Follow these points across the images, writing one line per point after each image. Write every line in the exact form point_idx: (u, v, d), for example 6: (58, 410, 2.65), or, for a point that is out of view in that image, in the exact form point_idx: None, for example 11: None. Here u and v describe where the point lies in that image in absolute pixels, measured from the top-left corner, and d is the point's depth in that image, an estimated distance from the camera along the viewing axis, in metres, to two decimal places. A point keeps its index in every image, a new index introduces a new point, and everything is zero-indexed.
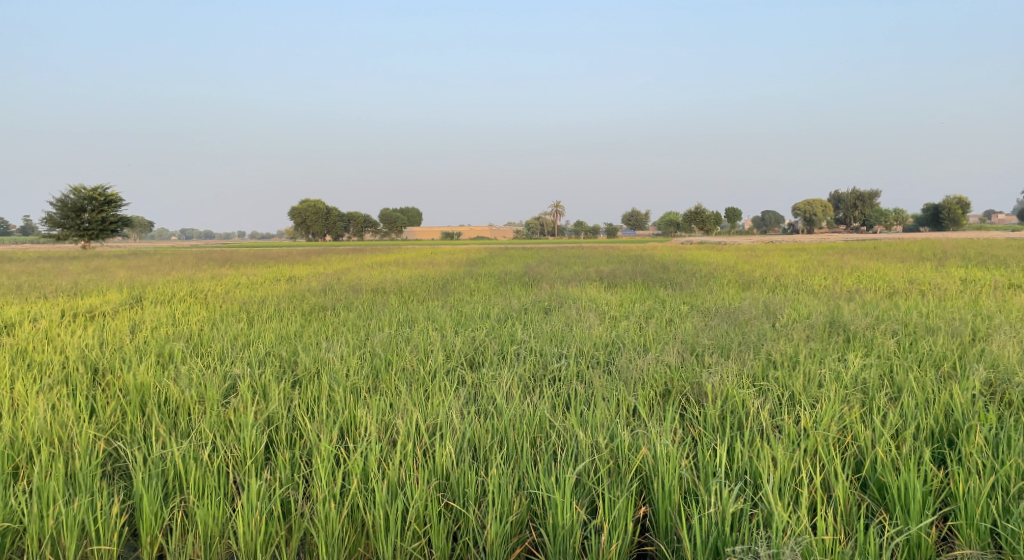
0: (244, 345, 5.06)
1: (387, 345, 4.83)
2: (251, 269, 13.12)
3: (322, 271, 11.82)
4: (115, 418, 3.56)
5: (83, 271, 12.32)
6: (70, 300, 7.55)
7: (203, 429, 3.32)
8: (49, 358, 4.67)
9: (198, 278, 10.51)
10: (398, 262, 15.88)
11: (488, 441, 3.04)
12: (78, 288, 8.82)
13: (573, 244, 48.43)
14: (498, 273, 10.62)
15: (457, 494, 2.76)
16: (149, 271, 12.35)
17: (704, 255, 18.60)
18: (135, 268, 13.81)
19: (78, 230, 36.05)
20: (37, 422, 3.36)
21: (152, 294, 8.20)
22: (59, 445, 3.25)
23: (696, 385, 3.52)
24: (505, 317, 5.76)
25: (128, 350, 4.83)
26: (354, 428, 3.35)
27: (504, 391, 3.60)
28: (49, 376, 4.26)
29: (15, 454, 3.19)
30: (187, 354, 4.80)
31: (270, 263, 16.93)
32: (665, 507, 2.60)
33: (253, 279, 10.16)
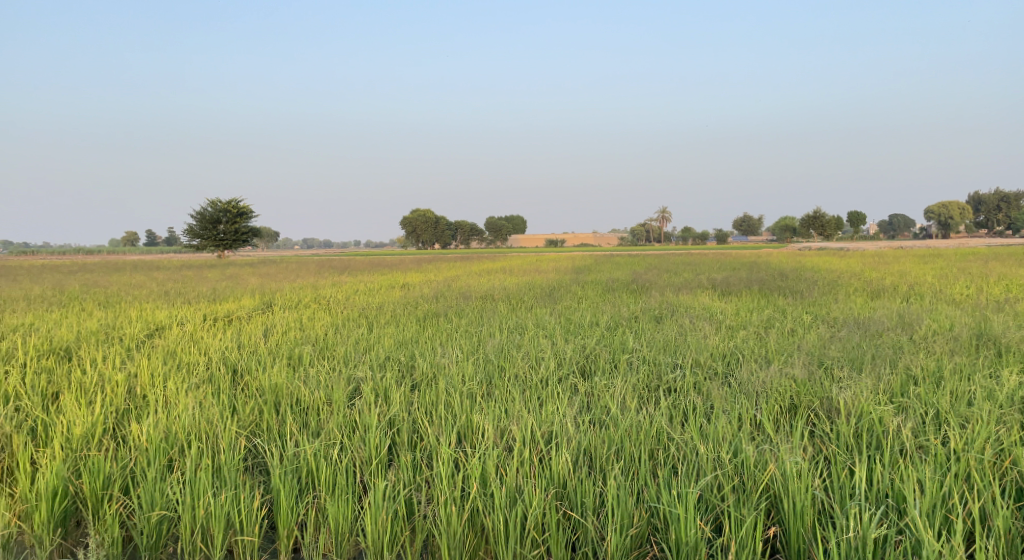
0: (365, 350, 5.30)
1: (499, 351, 4.90)
2: (367, 276, 13.72)
3: (433, 279, 12.16)
4: (254, 416, 3.85)
5: (220, 279, 13.34)
6: (211, 305, 8.22)
7: (331, 430, 3.51)
8: (196, 359, 5.11)
9: (320, 284, 11.08)
10: (505, 270, 16.15)
11: (605, 452, 3.00)
12: (216, 294, 9.60)
13: (680, 252, 47.25)
14: (605, 280, 10.51)
15: (576, 503, 2.74)
16: (278, 279, 13.20)
17: (824, 261, 17.56)
18: (266, 275, 14.93)
19: (213, 240, 39.16)
20: (188, 419, 3.71)
21: (280, 300, 8.75)
22: (206, 440, 3.56)
23: (825, 400, 3.33)
24: (616, 326, 5.68)
25: (263, 352, 5.19)
26: (471, 434, 3.42)
27: (619, 401, 3.55)
28: (196, 375, 4.66)
29: (169, 447, 3.53)
30: (314, 357, 5.08)
31: (384, 271, 17.70)
32: (798, 528, 2.47)
33: (370, 286, 10.59)
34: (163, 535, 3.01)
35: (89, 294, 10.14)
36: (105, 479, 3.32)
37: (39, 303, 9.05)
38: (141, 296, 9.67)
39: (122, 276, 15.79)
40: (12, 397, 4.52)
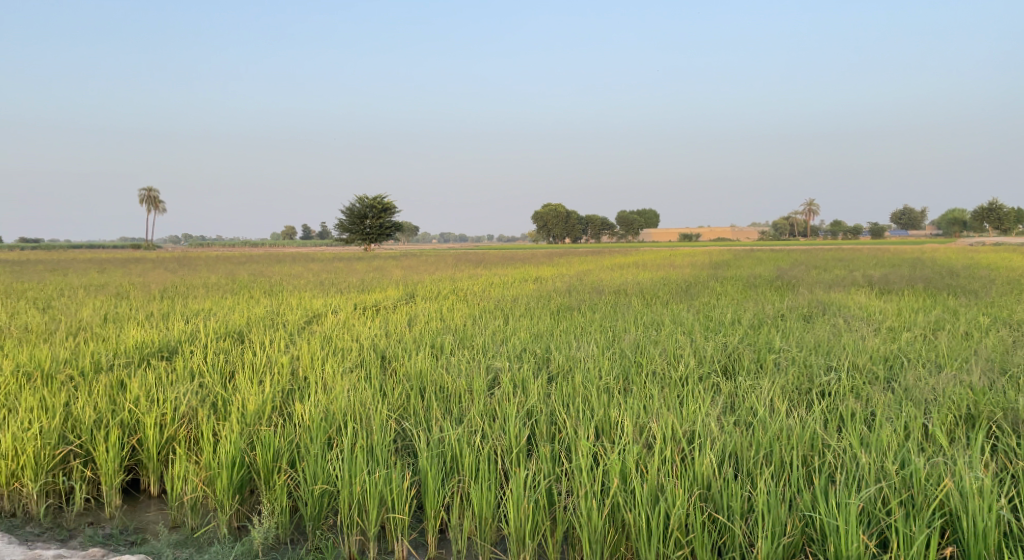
0: (502, 341, 5.41)
1: (636, 347, 4.84)
2: (502, 270, 13.97)
3: (567, 273, 12.18)
4: (402, 400, 4.13)
5: (368, 270, 14.16)
6: (360, 295, 8.76)
7: (473, 418, 3.63)
8: (349, 345, 5.49)
9: (458, 277, 11.44)
10: (639, 264, 15.90)
11: (753, 455, 2.87)
12: (364, 284, 10.21)
13: (827, 248, 44.26)
14: (747, 276, 10.03)
15: (721, 506, 2.65)
16: (419, 270, 13.80)
17: (1001, 259, 15.68)
18: (408, 267, 15.67)
19: (358, 234, 41.68)
20: (344, 401, 4.04)
21: (421, 291, 9.16)
22: (360, 421, 3.86)
23: (1010, 412, 2.99)
24: (760, 324, 5.42)
25: (409, 340, 5.47)
26: (611, 429, 3.40)
27: (766, 402, 3.38)
28: (350, 360, 5.02)
29: (329, 426, 3.87)
30: (455, 346, 5.28)
31: (518, 264, 18.01)
32: (979, 551, 2.25)
33: (506, 280, 10.77)
34: (325, 507, 3.38)
35: (255, 283, 11.14)
36: (274, 452, 3.68)
37: (214, 290, 10.07)
38: (299, 286, 10.47)
39: (281, 267, 17.20)
40: (197, 374, 5.10)
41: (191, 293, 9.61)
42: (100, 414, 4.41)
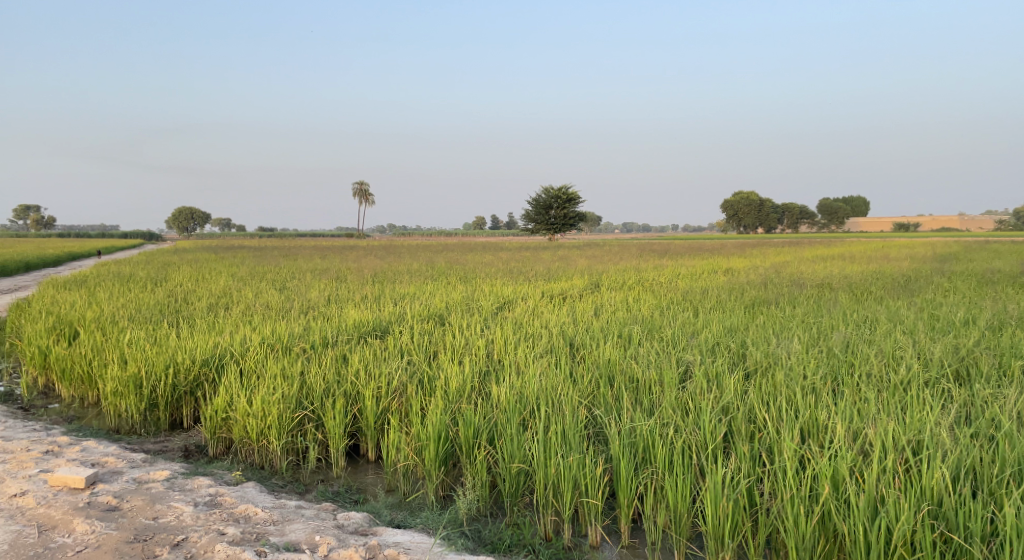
0: (694, 334, 5.27)
1: (845, 345, 4.46)
2: (691, 260, 13.54)
3: (762, 265, 11.48)
4: (592, 388, 4.19)
5: (555, 259, 14.46)
6: (548, 283, 8.97)
7: (666, 410, 3.59)
8: (539, 332, 5.66)
9: (644, 267, 11.26)
10: (845, 256, 14.60)
11: (996, 474, 2.54)
12: (552, 273, 10.44)
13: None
14: (982, 271, 8.79)
15: (956, 526, 2.39)
16: (606, 260, 13.82)
17: None
18: (593, 256, 15.77)
19: (545, 224, 42.74)
20: (536, 385, 4.19)
21: (608, 280, 9.17)
22: (552, 405, 3.98)
23: None
24: (1000, 326, 4.74)
25: (598, 329, 5.51)
26: (818, 433, 3.18)
27: (1013, 415, 2.96)
28: (540, 345, 5.19)
29: (522, 408, 4.03)
30: (644, 336, 5.23)
31: (708, 254, 17.36)
32: None
33: (695, 271, 10.41)
34: (522, 486, 3.54)
35: (452, 270, 11.83)
36: (474, 429, 3.92)
37: (416, 276, 10.88)
38: (491, 273, 10.96)
39: (474, 254, 18.13)
40: (405, 352, 5.57)
41: (397, 278, 10.47)
42: (327, 384, 4.99)
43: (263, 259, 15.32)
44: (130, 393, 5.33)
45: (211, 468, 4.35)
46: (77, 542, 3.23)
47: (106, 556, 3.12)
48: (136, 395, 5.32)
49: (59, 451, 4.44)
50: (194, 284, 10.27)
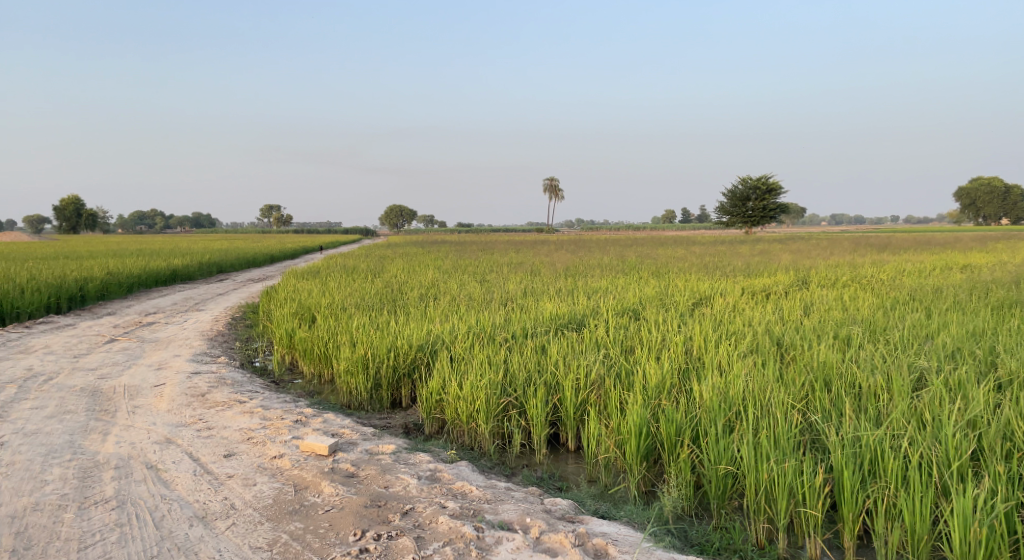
0: (927, 337, 4.72)
1: None
2: (919, 255, 12.10)
3: (1012, 261, 9.91)
4: (806, 391, 3.93)
5: (755, 254, 13.69)
6: (750, 279, 8.51)
7: (897, 420, 3.27)
8: (744, 330, 5.41)
9: (861, 263, 10.25)
10: None
11: None
12: (754, 268, 9.90)
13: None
14: None
15: None
16: (814, 255, 12.82)
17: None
18: (799, 251, 14.68)
19: (744, 217, 40.66)
20: (743, 386, 4.02)
21: (818, 277, 8.50)
22: (761, 407, 3.80)
23: None
24: None
25: (810, 329, 5.15)
26: None
27: None
28: (745, 344, 4.96)
29: (728, 409, 3.89)
30: (865, 338, 4.79)
31: (940, 248, 15.38)
32: None
33: (923, 267, 9.27)
34: (730, 489, 3.43)
35: (644, 265, 11.67)
36: (676, 427, 3.85)
37: (609, 270, 10.87)
38: (687, 268, 10.64)
39: (669, 249, 17.73)
40: (602, 345, 5.61)
41: (590, 272, 10.56)
42: (529, 373, 5.19)
43: (464, 253, 16.25)
44: (359, 373, 5.94)
45: (428, 445, 4.73)
46: (326, 502, 3.73)
47: (348, 517, 3.56)
48: (364, 375, 5.93)
49: (305, 421, 5.08)
50: (405, 276, 11.17)
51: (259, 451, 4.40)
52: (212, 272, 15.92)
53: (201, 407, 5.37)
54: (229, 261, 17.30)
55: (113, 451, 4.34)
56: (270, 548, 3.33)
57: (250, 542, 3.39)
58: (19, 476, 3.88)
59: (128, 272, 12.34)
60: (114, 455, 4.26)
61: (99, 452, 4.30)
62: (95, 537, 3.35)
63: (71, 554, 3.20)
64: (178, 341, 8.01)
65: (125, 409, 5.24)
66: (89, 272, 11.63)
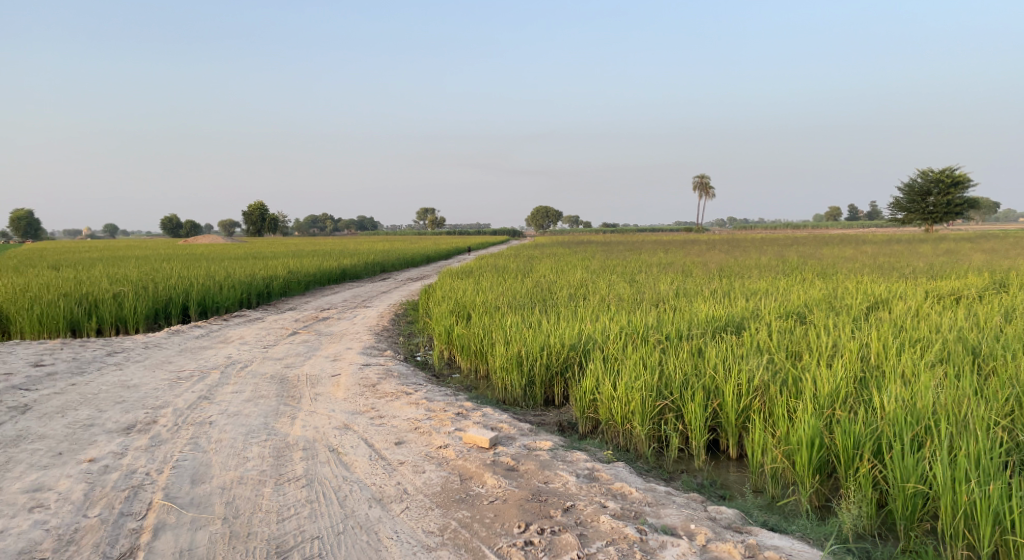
0: None
1: None
2: None
3: None
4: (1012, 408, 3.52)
5: (940, 254, 12.35)
6: (935, 282, 7.72)
7: None
8: (930, 337, 4.93)
9: None
10: None
11: None
12: (940, 269, 8.96)
13: None
14: None
15: None
16: (1015, 255, 11.35)
17: None
18: (996, 251, 13.05)
19: (924, 213, 36.96)
20: (934, 398, 3.67)
21: (1021, 280, 7.53)
22: (956, 422, 3.46)
23: None
24: None
25: (1012, 338, 4.58)
26: None
27: None
28: (933, 352, 4.52)
29: (916, 423, 3.57)
30: None
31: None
32: None
33: None
34: (921, 510, 3.16)
35: (808, 266, 10.94)
36: (855, 439, 3.58)
37: (769, 271, 10.31)
38: (859, 269, 9.85)
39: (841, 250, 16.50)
40: (765, 350, 5.34)
41: (747, 273, 10.08)
42: (686, 376, 5.04)
43: (614, 254, 16.13)
44: (514, 371, 6.10)
45: (584, 444, 4.76)
46: (489, 494, 3.87)
47: (512, 509, 3.68)
48: (518, 372, 6.07)
49: (466, 414, 5.30)
50: (555, 276, 11.28)
51: (425, 440, 4.66)
52: (376, 271, 17.05)
53: (372, 397, 5.76)
54: (391, 261, 18.44)
55: (300, 433, 4.78)
56: (441, 534, 3.52)
57: (423, 526, 3.60)
58: (225, 452, 4.37)
59: (304, 270, 13.52)
60: (301, 438, 4.69)
61: (289, 434, 4.75)
62: (290, 511, 3.70)
63: (271, 525, 3.56)
64: (349, 334, 8.65)
65: (308, 395, 5.75)
66: (272, 271, 12.89)
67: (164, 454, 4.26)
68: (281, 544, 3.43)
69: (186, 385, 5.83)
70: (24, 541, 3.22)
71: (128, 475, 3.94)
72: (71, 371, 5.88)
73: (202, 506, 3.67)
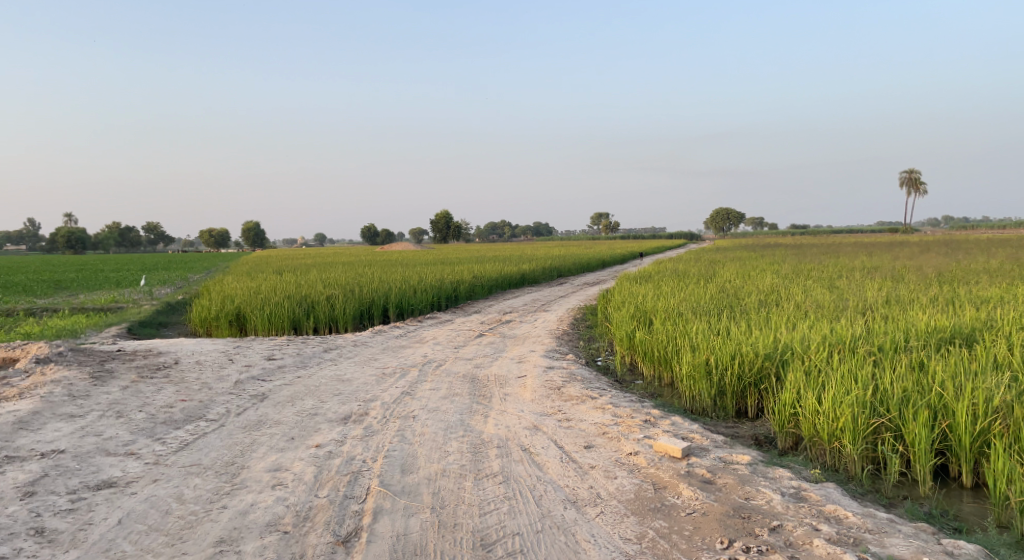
0: None
1: None
2: None
3: None
4: None
5: None
6: None
7: None
8: None
9: None
10: None
11: None
12: None
13: None
14: None
15: None
16: None
17: None
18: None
19: None
20: None
21: None
22: None
23: None
24: None
25: None
26: None
27: None
28: None
29: None
30: None
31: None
32: None
33: None
34: None
35: None
36: None
37: (1002, 276, 9.02)
38: None
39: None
40: (1005, 366, 4.68)
41: (971, 278, 8.91)
42: (906, 392, 4.54)
43: (806, 256, 15.05)
44: (703, 379, 5.87)
45: (786, 461, 4.45)
46: (686, 505, 3.76)
47: (713, 523, 3.55)
48: (707, 382, 5.85)
49: (654, 422, 5.20)
50: (742, 281, 10.74)
51: (615, 446, 4.63)
52: (553, 276, 17.35)
53: (559, 400, 5.85)
54: (569, 266, 18.67)
55: (494, 432, 4.97)
56: (639, 542, 3.48)
57: (619, 532, 3.58)
58: (429, 445, 4.66)
59: (488, 275, 14.11)
60: (495, 436, 4.87)
61: (484, 431, 4.96)
62: (491, 506, 3.85)
63: (474, 518, 3.73)
64: (532, 337, 8.88)
65: (498, 395, 5.97)
66: (459, 275, 13.59)
67: (377, 444, 4.64)
68: (484, 537, 3.58)
69: (390, 381, 6.31)
70: (270, 514, 3.66)
71: (348, 461, 4.33)
72: (296, 365, 6.62)
73: (412, 494, 3.94)
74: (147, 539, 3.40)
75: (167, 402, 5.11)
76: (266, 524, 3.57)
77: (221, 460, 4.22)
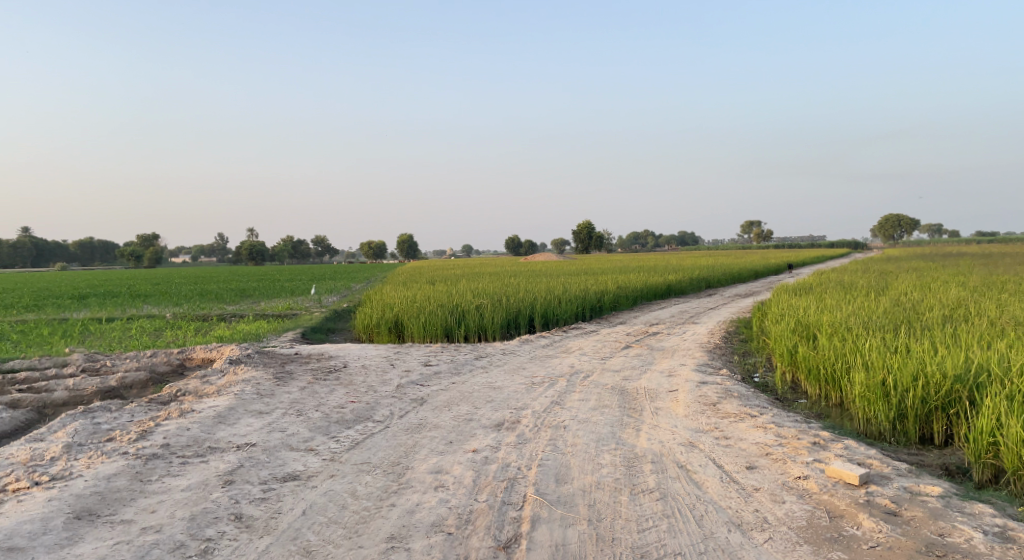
0: None
1: None
2: None
3: None
4: None
5: None
6: None
7: None
8: None
9: None
10: None
11: None
12: None
13: None
14: None
15: None
16: None
17: None
18: None
19: None
20: None
21: None
22: None
23: None
24: None
25: None
26: None
27: None
28: None
29: None
30: None
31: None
32: None
33: None
34: None
35: None
36: None
37: None
38: None
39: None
40: None
41: None
42: None
43: (996, 267, 13.39)
44: (879, 401, 5.35)
45: (987, 496, 3.95)
46: (868, 538, 3.46)
47: None
48: (885, 404, 5.33)
49: (824, 444, 4.83)
50: (919, 294, 9.75)
51: (780, 468, 4.35)
52: (701, 287, 16.74)
53: (715, 417, 5.59)
54: (717, 277, 17.92)
55: (647, 446, 4.84)
56: None
57: None
58: (582, 456, 4.63)
59: (633, 286, 13.88)
60: (649, 450, 4.75)
61: (636, 445, 4.85)
62: (649, 522, 3.75)
63: (633, 533, 3.64)
64: (682, 350, 8.60)
65: (650, 409, 5.83)
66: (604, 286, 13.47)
67: (531, 452, 4.68)
68: (645, 554, 3.49)
69: (540, 390, 6.36)
70: (434, 515, 3.79)
71: (504, 467, 4.40)
72: (451, 371, 6.85)
73: (569, 505, 3.93)
74: (328, 531, 3.64)
75: (339, 403, 5.48)
76: (432, 524, 3.70)
77: (388, 459, 4.45)
